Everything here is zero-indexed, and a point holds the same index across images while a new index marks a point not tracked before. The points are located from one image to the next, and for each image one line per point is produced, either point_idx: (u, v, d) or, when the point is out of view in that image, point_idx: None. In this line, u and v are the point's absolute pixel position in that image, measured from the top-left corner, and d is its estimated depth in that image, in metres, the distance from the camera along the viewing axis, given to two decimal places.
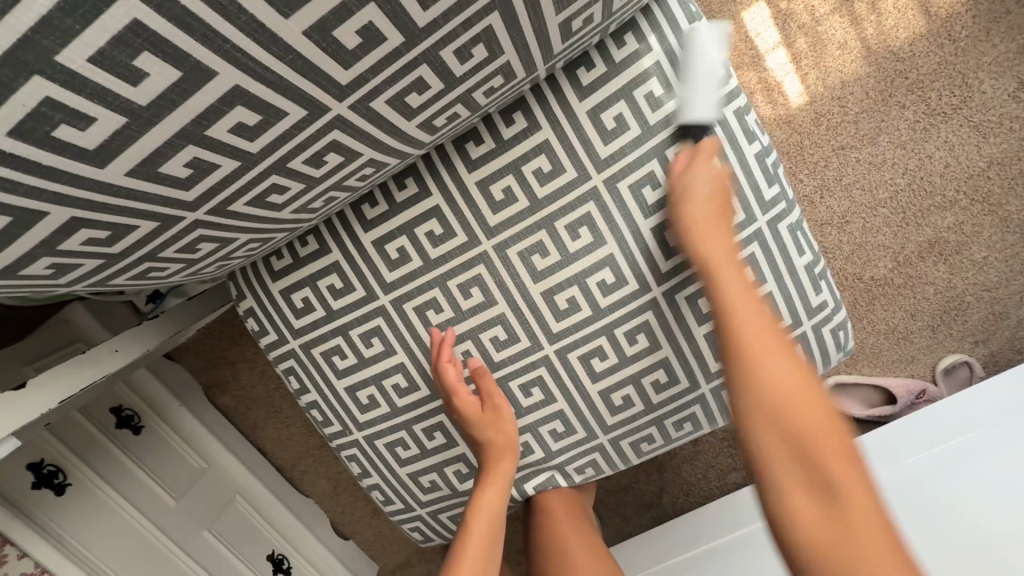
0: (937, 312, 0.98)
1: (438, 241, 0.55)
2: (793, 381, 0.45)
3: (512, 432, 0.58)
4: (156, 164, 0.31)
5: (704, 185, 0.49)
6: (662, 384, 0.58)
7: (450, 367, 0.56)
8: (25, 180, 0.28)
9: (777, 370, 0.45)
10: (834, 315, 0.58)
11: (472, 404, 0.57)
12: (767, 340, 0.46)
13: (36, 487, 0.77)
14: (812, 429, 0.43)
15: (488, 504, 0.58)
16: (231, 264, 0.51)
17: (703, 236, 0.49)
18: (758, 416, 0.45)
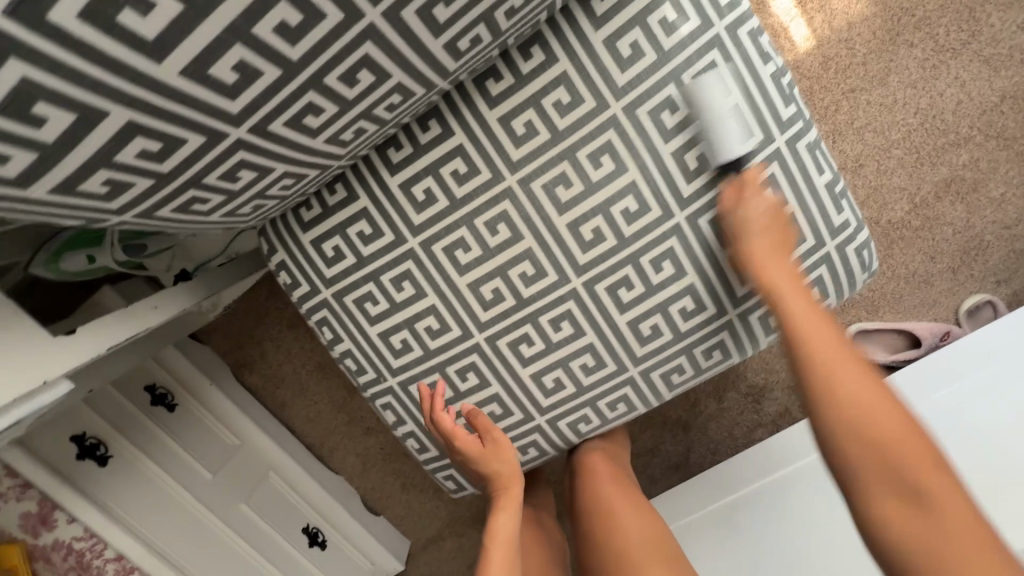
0: (956, 253, 0.98)
1: (463, 179, 0.56)
2: (867, 393, 0.51)
3: (514, 461, 0.63)
4: (206, 65, 0.33)
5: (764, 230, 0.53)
6: (689, 311, 0.59)
7: (447, 416, 0.61)
8: (89, 72, 0.30)
9: (839, 377, 0.52)
10: (857, 234, 0.58)
11: (471, 443, 0.62)
12: (836, 366, 0.52)
13: (80, 458, 0.80)
14: (892, 435, 0.49)
15: (504, 529, 0.61)
16: (266, 208, 0.53)
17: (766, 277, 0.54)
18: (848, 435, 0.50)
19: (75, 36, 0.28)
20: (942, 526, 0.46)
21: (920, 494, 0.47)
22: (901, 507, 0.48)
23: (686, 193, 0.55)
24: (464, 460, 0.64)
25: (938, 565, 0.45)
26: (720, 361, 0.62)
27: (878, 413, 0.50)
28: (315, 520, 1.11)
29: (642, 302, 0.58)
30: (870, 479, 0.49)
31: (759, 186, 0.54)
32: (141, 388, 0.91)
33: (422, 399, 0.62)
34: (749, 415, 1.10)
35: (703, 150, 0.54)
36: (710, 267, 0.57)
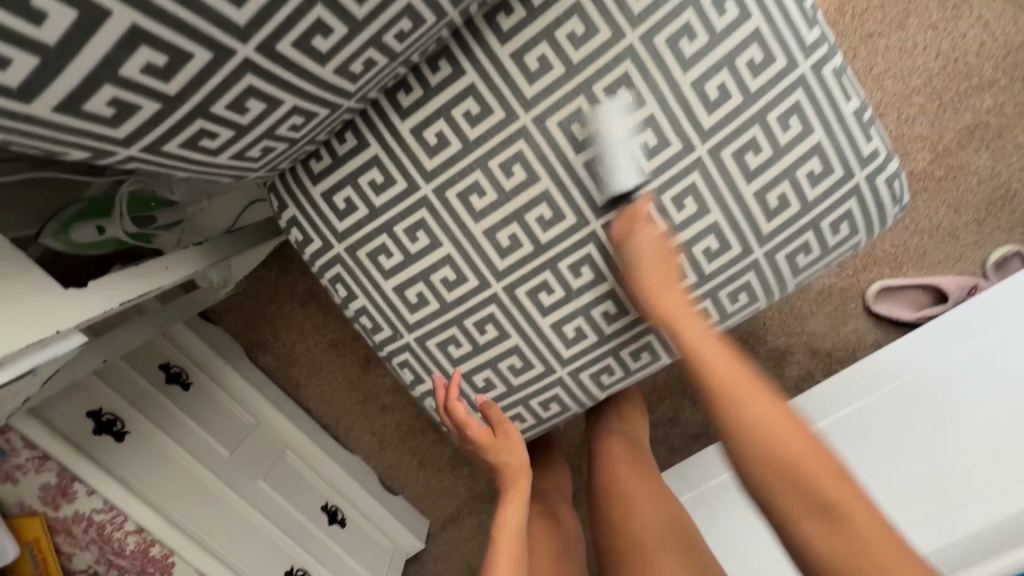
0: (983, 204, 0.95)
1: (476, 120, 0.55)
2: (769, 408, 0.48)
3: (523, 453, 0.65)
4: None
5: (658, 255, 0.55)
6: (713, 251, 0.57)
7: (461, 405, 0.63)
8: None
9: (742, 394, 0.49)
10: (887, 165, 0.56)
11: (483, 433, 0.64)
12: (740, 382, 0.50)
13: (97, 434, 0.79)
14: (797, 452, 0.46)
15: (511, 519, 0.62)
16: (276, 155, 0.52)
17: (665, 300, 0.54)
18: (756, 457, 0.47)
19: None
20: (855, 539, 0.43)
21: (830, 508, 0.44)
22: (820, 524, 0.45)
23: (706, 124, 0.53)
24: (476, 450, 0.65)
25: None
26: (747, 306, 0.60)
27: (781, 426, 0.47)
28: (333, 498, 1.10)
29: (664, 243, 0.56)
30: (791, 506, 0.46)
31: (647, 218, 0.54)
32: (155, 365, 0.91)
33: (436, 391, 0.64)
34: (771, 380, 1.08)
35: (724, 78, 0.52)
36: (734, 203, 0.55)
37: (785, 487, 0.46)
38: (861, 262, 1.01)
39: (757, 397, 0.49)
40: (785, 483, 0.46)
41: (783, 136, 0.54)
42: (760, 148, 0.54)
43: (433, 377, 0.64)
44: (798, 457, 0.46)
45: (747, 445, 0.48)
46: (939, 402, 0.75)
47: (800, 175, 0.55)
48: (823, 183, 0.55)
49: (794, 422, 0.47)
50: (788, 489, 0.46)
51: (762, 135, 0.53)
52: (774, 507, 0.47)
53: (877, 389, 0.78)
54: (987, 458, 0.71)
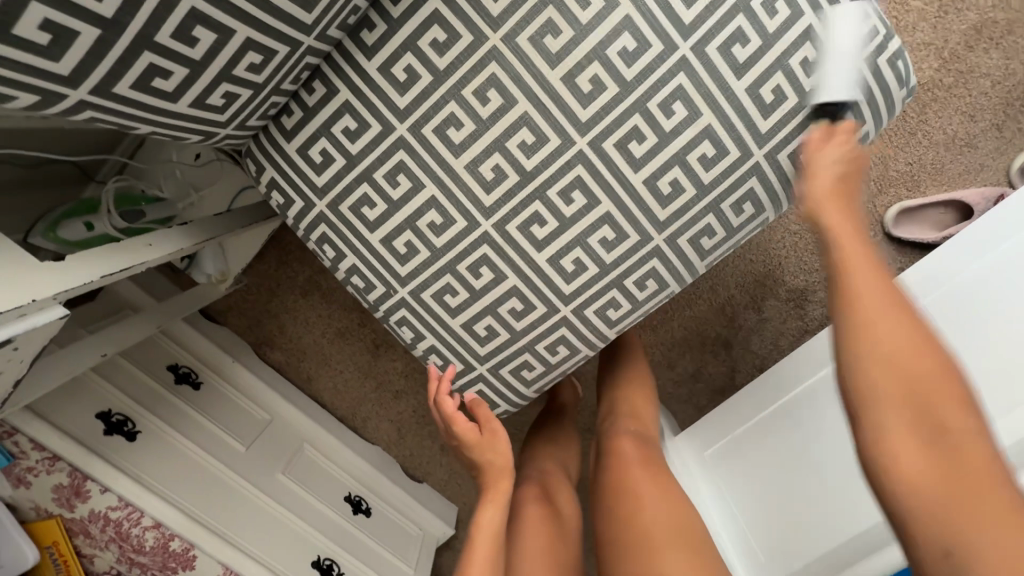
0: (999, 107, 0.91)
1: (444, 48, 0.52)
2: (906, 334, 0.39)
3: (507, 454, 0.63)
4: None
5: (827, 152, 0.47)
6: (711, 158, 0.53)
7: (449, 400, 0.62)
8: None
9: (889, 312, 0.40)
10: (889, 43, 0.52)
11: (469, 431, 0.63)
12: (874, 290, 0.41)
13: (108, 433, 0.78)
14: (931, 377, 0.38)
15: (489, 520, 0.60)
16: (241, 105, 0.50)
17: (826, 198, 0.45)
18: (870, 368, 0.40)
19: None
20: (957, 473, 0.37)
21: (947, 441, 0.37)
22: (923, 452, 0.38)
23: (687, 20, 0.50)
24: (462, 447, 0.65)
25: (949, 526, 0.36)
26: (753, 218, 0.57)
27: (916, 353, 0.39)
28: (356, 489, 1.07)
29: (656, 155, 0.53)
30: (898, 419, 0.39)
31: (848, 137, 0.47)
32: (163, 366, 0.92)
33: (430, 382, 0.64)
34: (794, 323, 1.03)
35: None
36: (725, 102, 0.52)
37: (895, 408, 0.39)
38: (876, 185, 0.96)
39: (895, 314, 0.40)
40: (899, 398, 0.39)
41: (771, 22, 0.50)
42: (748, 39, 0.50)
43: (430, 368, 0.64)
44: (928, 374, 0.38)
45: (869, 363, 0.39)
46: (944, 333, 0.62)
47: (794, 64, 0.51)
48: (821, 70, 0.51)
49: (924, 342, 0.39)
50: (893, 397, 0.39)
51: (747, 24, 0.50)
52: (869, 412, 0.40)
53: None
54: (981, 407, 0.59)
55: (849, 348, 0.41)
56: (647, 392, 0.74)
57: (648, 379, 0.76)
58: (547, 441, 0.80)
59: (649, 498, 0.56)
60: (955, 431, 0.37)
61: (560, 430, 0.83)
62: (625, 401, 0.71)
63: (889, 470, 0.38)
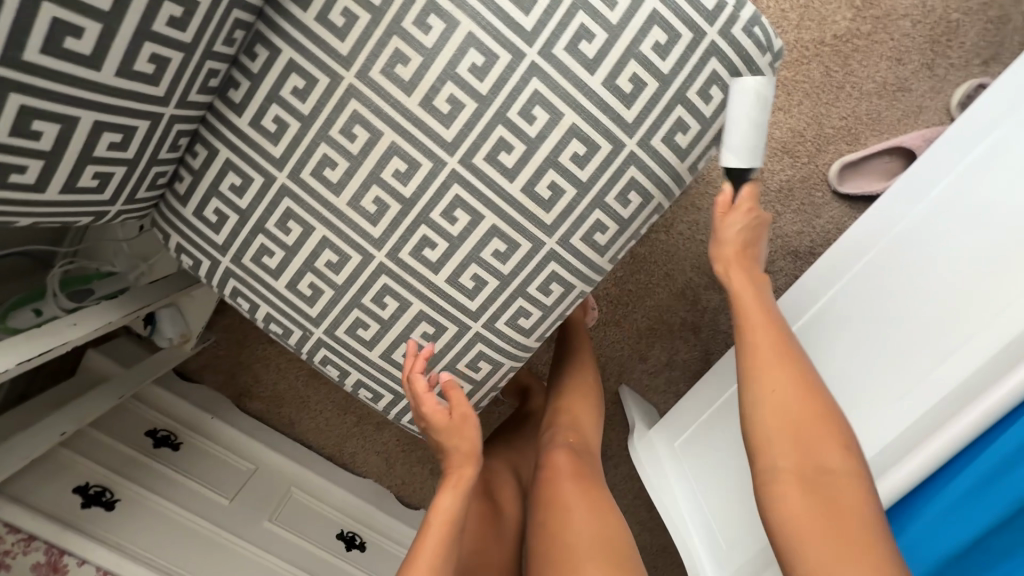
0: (925, 46, 0.89)
1: (305, 94, 0.54)
2: (791, 395, 0.52)
3: (475, 440, 0.59)
4: None
5: (736, 235, 0.55)
6: (583, 156, 0.53)
7: (421, 378, 0.56)
8: None
9: (780, 374, 0.53)
10: (741, 11, 0.51)
11: (438, 413, 0.57)
12: (769, 355, 0.53)
13: (86, 506, 0.81)
14: (807, 419, 0.51)
15: (445, 507, 0.57)
16: (120, 181, 0.52)
17: (739, 273, 0.56)
18: (769, 422, 0.52)
19: None
20: (830, 504, 0.48)
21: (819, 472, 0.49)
22: (802, 483, 0.49)
23: (527, 26, 0.50)
24: (427, 428, 0.59)
25: (798, 545, 0.48)
26: (643, 206, 0.56)
27: (802, 407, 0.51)
28: (349, 525, 1.08)
29: (528, 161, 0.53)
30: (786, 453, 0.51)
31: (749, 209, 0.55)
32: (141, 434, 0.96)
33: (405, 357, 0.58)
34: None
35: None
36: (585, 99, 0.52)
37: (787, 446, 0.51)
38: (815, 145, 0.93)
39: (790, 372, 0.53)
40: (790, 438, 0.51)
41: (612, 14, 0.50)
42: (593, 34, 0.50)
43: (408, 344, 0.59)
44: (813, 420, 0.51)
45: (766, 411, 0.52)
46: (883, 284, 0.61)
47: (646, 50, 0.51)
48: (674, 50, 0.51)
49: (800, 392, 0.52)
50: (788, 436, 0.51)
51: (590, 20, 0.50)
52: (762, 445, 0.52)
53: (836, 280, 0.65)
54: (936, 344, 0.55)
55: (750, 403, 0.53)
56: (590, 393, 0.74)
57: (594, 384, 0.75)
58: (503, 444, 0.81)
59: (576, 512, 0.60)
60: (826, 461, 0.50)
61: (519, 432, 0.82)
62: (568, 410, 0.71)
63: (775, 497, 0.50)
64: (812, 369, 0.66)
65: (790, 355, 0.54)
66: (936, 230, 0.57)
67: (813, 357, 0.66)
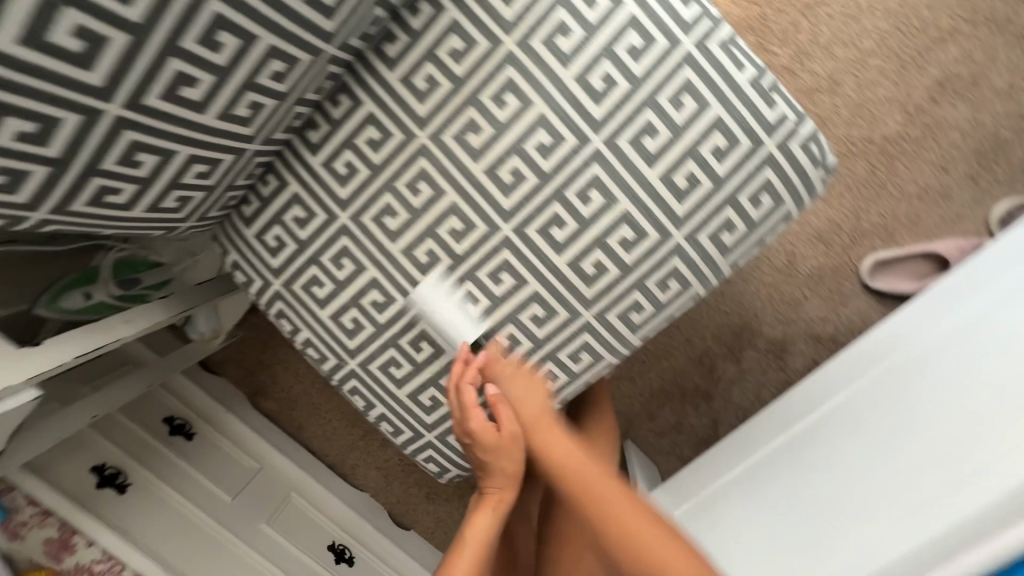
0: (972, 158, 0.90)
1: (379, 145, 0.57)
2: (622, 522, 0.56)
3: (517, 463, 0.61)
4: (43, 33, 0.34)
5: (522, 382, 0.60)
6: (631, 241, 0.56)
7: (471, 391, 0.58)
8: None
9: (616, 522, 0.56)
10: (800, 127, 0.54)
11: (487, 431, 0.59)
12: (597, 491, 0.57)
13: (100, 487, 0.86)
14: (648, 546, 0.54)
15: (481, 526, 0.62)
16: (197, 204, 0.56)
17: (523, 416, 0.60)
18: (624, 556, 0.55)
19: None
20: None
21: None
22: None
23: (597, 115, 0.53)
24: (471, 444, 0.61)
25: None
26: (681, 293, 0.58)
27: (631, 531, 0.55)
28: (341, 537, 1.11)
29: (578, 238, 0.56)
30: None
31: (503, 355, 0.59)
32: (159, 419, 1.00)
33: (454, 363, 0.59)
34: (775, 374, 1.01)
35: (607, 68, 0.52)
36: (640, 189, 0.54)
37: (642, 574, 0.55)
38: (849, 238, 0.95)
39: (613, 507, 0.56)
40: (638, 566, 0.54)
41: (678, 115, 0.53)
42: (656, 131, 0.53)
43: (460, 347, 0.60)
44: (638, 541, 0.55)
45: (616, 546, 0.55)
46: (915, 399, 0.66)
47: (705, 152, 0.53)
48: (732, 156, 0.54)
49: (629, 513, 0.56)
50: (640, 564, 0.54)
51: (655, 118, 0.53)
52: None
53: (856, 376, 0.74)
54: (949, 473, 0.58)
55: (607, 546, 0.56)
56: (609, 435, 0.77)
57: (613, 428, 0.78)
58: None
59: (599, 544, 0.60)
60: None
61: None
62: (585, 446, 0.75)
63: None
64: (822, 462, 0.71)
65: (605, 487, 0.58)
66: (951, 362, 0.65)
67: (830, 444, 0.72)
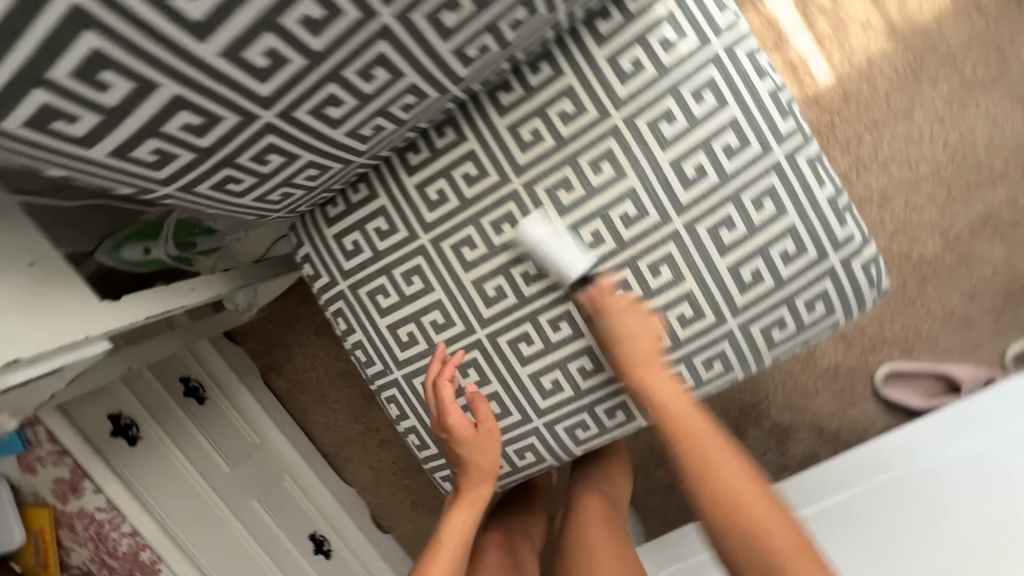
0: (999, 294, 0.95)
1: (474, 180, 0.61)
2: (723, 468, 0.56)
3: (490, 459, 0.65)
4: (239, 49, 0.37)
5: (636, 321, 0.58)
6: (688, 318, 0.59)
7: (448, 388, 0.63)
8: (161, 57, 0.35)
9: (717, 472, 0.56)
10: (864, 248, 0.58)
11: (463, 426, 0.64)
12: (699, 434, 0.58)
13: (113, 435, 0.87)
14: (745, 492, 0.54)
15: (459, 523, 0.65)
16: (294, 200, 0.59)
17: (633, 349, 0.59)
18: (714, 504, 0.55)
19: (144, 20, 0.33)
20: None
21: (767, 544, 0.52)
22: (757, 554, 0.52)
23: (683, 199, 0.57)
24: (449, 440, 0.65)
25: None
26: (722, 375, 0.62)
27: (729, 476, 0.56)
28: (321, 527, 1.13)
29: (640, 306, 0.60)
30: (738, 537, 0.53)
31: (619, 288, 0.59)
32: (176, 378, 0.98)
33: (432, 362, 0.64)
34: (773, 456, 1.04)
35: (701, 159, 0.56)
36: (707, 274, 0.58)
37: (734, 525, 0.54)
38: (869, 343, 0.99)
39: (714, 453, 0.57)
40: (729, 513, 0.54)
41: (756, 215, 0.57)
42: (734, 225, 0.57)
43: (438, 346, 0.64)
44: (733, 489, 0.55)
45: (710, 493, 0.56)
46: (926, 521, 0.68)
47: (773, 254, 0.57)
48: (797, 262, 0.57)
49: (730, 463, 0.56)
50: (734, 513, 0.54)
51: (735, 213, 0.57)
52: (723, 534, 0.54)
53: (861, 483, 0.76)
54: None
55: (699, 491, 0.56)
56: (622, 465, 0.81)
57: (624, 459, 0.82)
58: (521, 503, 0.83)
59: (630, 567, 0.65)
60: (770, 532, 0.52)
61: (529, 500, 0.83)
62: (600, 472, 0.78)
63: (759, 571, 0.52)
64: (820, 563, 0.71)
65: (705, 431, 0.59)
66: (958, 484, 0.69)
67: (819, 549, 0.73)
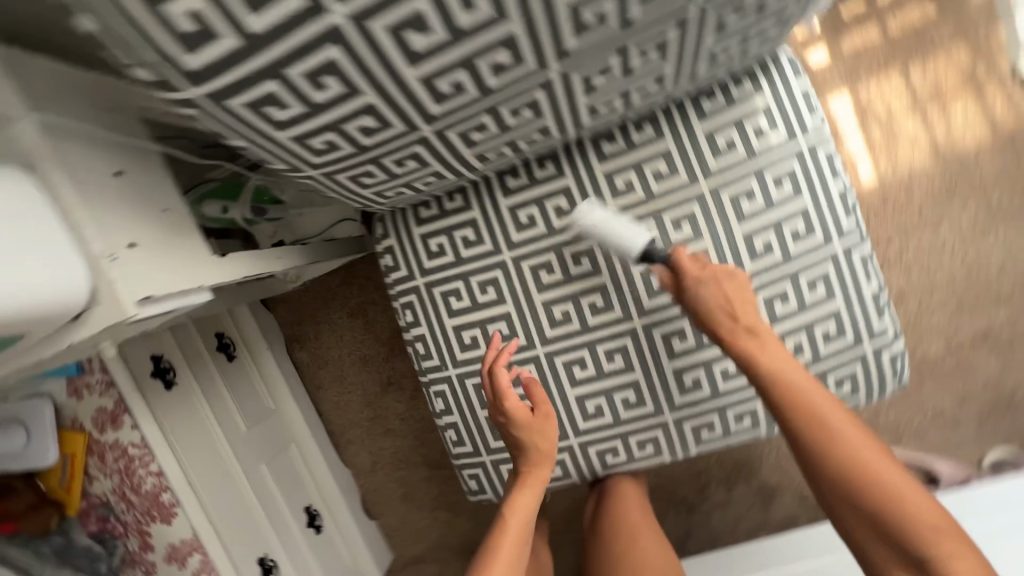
0: (986, 403, 1.04)
1: (563, 213, 0.67)
2: (849, 438, 0.58)
3: (550, 438, 0.68)
4: (434, 77, 0.43)
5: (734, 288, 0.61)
6: (730, 373, 0.66)
7: (505, 373, 0.67)
8: (374, 71, 0.41)
9: (842, 442, 0.58)
10: (893, 342, 0.65)
11: (523, 409, 0.67)
12: (820, 407, 0.60)
13: (153, 377, 0.87)
14: (867, 456, 0.58)
15: (526, 503, 0.68)
16: (401, 198, 0.65)
17: (744, 316, 0.61)
18: (841, 469, 0.58)
19: (377, 43, 0.39)
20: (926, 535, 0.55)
21: (894, 501, 0.56)
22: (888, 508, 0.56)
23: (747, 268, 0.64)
24: (507, 424, 0.68)
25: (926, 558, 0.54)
26: (749, 429, 0.68)
27: (854, 447, 0.58)
28: (316, 503, 1.15)
29: (690, 354, 0.66)
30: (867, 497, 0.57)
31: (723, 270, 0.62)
32: (212, 333, 1.03)
33: (488, 350, 0.69)
34: (756, 513, 1.11)
35: (769, 238, 0.64)
36: None
37: (862, 487, 0.57)
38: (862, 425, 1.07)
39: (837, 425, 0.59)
40: (855, 477, 0.57)
41: (809, 295, 0.64)
42: (787, 300, 0.64)
43: (493, 336, 0.69)
44: (855, 457, 0.58)
45: (837, 463, 0.58)
46: None
47: (816, 332, 0.65)
48: (834, 343, 0.65)
49: (850, 432, 0.59)
50: (863, 476, 0.57)
51: (790, 290, 0.64)
52: (850, 498, 0.58)
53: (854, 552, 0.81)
54: None
55: (827, 460, 0.59)
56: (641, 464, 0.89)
57: None
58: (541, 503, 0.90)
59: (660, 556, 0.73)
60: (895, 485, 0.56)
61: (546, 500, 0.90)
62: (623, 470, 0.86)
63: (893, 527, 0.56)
64: None
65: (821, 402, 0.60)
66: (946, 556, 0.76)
67: None
